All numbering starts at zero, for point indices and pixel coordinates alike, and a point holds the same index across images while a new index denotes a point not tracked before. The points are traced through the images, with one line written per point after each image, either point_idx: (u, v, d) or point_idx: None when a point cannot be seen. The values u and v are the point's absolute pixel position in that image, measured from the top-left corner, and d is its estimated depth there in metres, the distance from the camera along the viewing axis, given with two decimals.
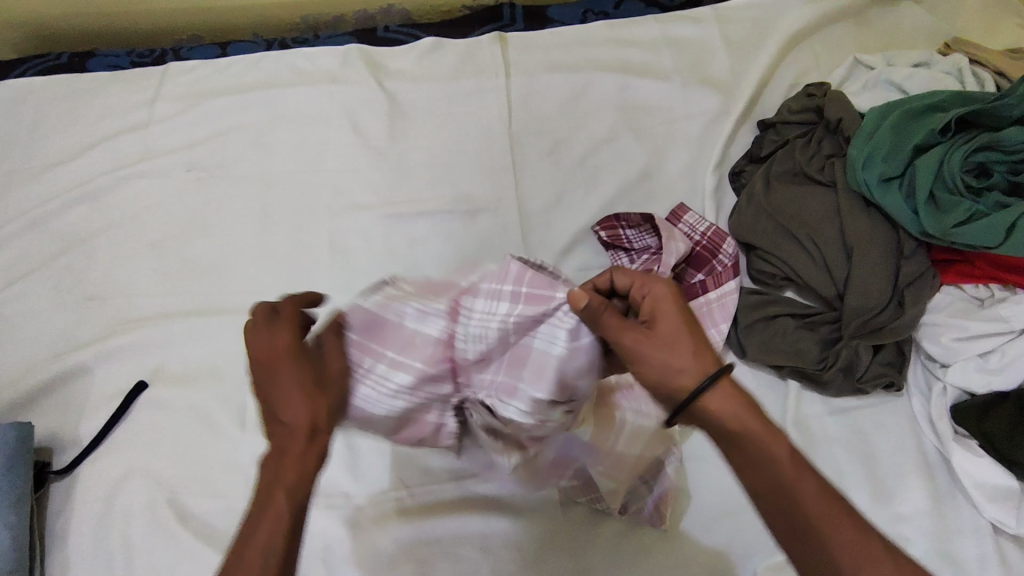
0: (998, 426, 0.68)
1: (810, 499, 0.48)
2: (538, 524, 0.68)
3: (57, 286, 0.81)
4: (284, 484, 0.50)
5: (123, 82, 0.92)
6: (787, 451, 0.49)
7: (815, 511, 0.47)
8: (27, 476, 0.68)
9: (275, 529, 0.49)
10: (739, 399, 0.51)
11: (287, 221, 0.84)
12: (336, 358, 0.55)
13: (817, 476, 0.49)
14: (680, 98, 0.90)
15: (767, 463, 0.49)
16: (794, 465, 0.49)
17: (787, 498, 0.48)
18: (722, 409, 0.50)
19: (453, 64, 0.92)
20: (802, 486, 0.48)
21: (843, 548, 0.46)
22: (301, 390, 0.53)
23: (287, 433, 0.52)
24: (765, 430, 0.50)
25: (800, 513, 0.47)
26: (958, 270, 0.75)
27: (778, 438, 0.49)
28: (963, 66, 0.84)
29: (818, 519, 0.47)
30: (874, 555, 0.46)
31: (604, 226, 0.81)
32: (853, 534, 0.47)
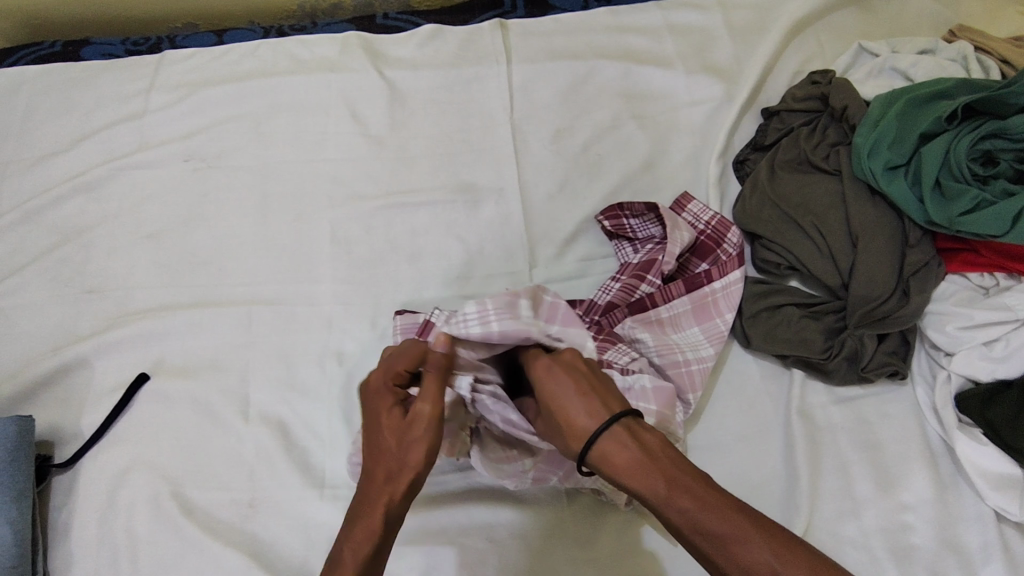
0: (1001, 414, 0.68)
1: (694, 526, 0.49)
2: (544, 514, 0.68)
3: (55, 278, 0.80)
4: (376, 513, 0.53)
5: (118, 70, 0.91)
6: (660, 485, 0.51)
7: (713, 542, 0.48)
8: (29, 470, 0.67)
9: (361, 553, 0.52)
10: (620, 447, 0.53)
11: (288, 212, 0.83)
12: (432, 381, 0.57)
13: (695, 496, 0.50)
14: (683, 86, 0.89)
15: (647, 499, 0.52)
16: (669, 490, 0.51)
17: (692, 537, 0.49)
18: (607, 457, 0.53)
19: (453, 51, 0.91)
20: (677, 517, 0.50)
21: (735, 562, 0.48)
22: (396, 423, 0.56)
23: (383, 462, 0.55)
24: (637, 472, 0.52)
25: (687, 534, 0.50)
26: (962, 258, 0.74)
27: (650, 476, 0.51)
28: (968, 54, 0.83)
29: (704, 539, 0.49)
30: (764, 561, 0.46)
31: (607, 215, 0.79)
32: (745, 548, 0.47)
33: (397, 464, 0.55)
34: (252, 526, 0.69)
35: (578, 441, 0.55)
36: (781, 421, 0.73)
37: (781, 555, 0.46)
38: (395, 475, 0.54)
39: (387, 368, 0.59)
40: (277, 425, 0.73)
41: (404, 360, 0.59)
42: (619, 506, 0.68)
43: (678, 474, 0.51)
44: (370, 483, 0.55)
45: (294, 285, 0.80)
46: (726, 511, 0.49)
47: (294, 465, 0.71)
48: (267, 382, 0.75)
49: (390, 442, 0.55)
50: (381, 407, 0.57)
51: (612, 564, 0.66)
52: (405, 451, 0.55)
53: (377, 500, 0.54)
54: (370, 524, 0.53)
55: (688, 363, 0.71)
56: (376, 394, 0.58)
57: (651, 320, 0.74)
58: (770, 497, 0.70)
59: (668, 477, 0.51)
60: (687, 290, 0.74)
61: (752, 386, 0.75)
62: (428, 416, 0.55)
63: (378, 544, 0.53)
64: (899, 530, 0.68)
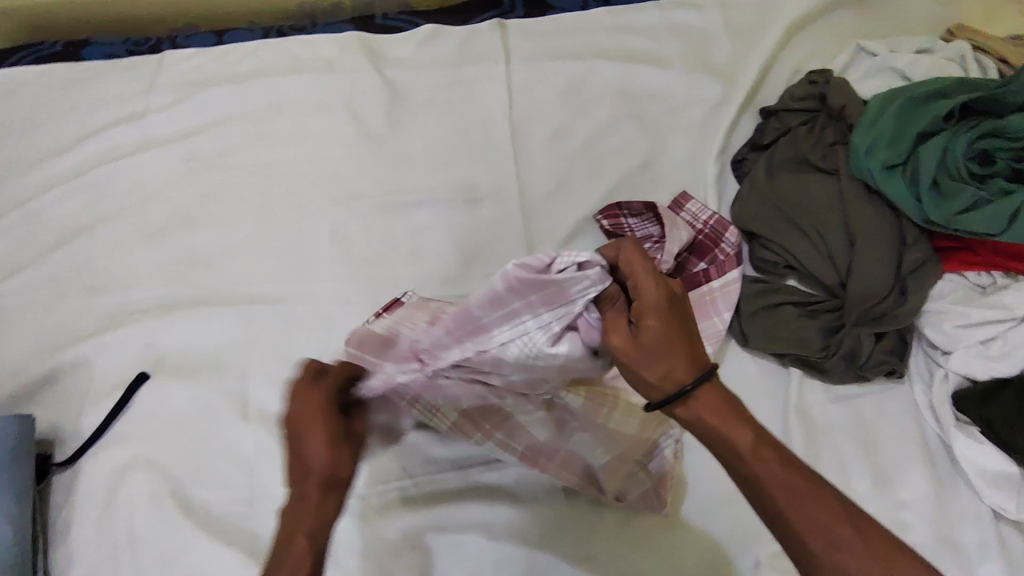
0: (1000, 412, 0.69)
1: (782, 488, 0.47)
2: (544, 511, 0.68)
3: (55, 278, 0.81)
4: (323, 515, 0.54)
5: (118, 70, 0.91)
6: (750, 445, 0.48)
7: (789, 497, 0.47)
8: (30, 468, 0.68)
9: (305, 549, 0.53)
10: (706, 395, 0.49)
11: (288, 211, 0.83)
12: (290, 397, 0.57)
13: (783, 458, 0.48)
14: (682, 85, 0.89)
15: (733, 459, 0.48)
16: (757, 452, 0.48)
17: (766, 488, 0.47)
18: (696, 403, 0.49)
19: (452, 52, 0.91)
20: (763, 473, 0.47)
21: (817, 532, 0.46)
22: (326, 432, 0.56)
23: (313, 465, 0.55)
24: (726, 420, 0.49)
25: (767, 500, 0.47)
26: (959, 256, 0.75)
27: (740, 424, 0.49)
28: (966, 54, 0.84)
29: (788, 502, 0.46)
30: (844, 533, 0.45)
31: (606, 215, 0.81)
32: (822, 514, 0.46)
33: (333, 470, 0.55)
34: (252, 524, 0.69)
35: (671, 382, 0.49)
36: (779, 419, 0.74)
37: (859, 527, 0.46)
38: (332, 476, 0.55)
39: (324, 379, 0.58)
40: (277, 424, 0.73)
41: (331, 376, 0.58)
42: (609, 502, 0.68)
43: (763, 430, 0.49)
44: (307, 486, 0.55)
45: (293, 285, 0.80)
46: (809, 478, 0.47)
47: None
48: (266, 380, 0.75)
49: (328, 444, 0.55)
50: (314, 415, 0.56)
51: (610, 564, 0.66)
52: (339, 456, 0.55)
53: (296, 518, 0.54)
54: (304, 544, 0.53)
55: None
56: None
57: None
58: None
59: (755, 432, 0.49)
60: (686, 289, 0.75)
61: (750, 384, 0.75)
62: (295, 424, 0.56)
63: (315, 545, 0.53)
64: (896, 527, 0.68)
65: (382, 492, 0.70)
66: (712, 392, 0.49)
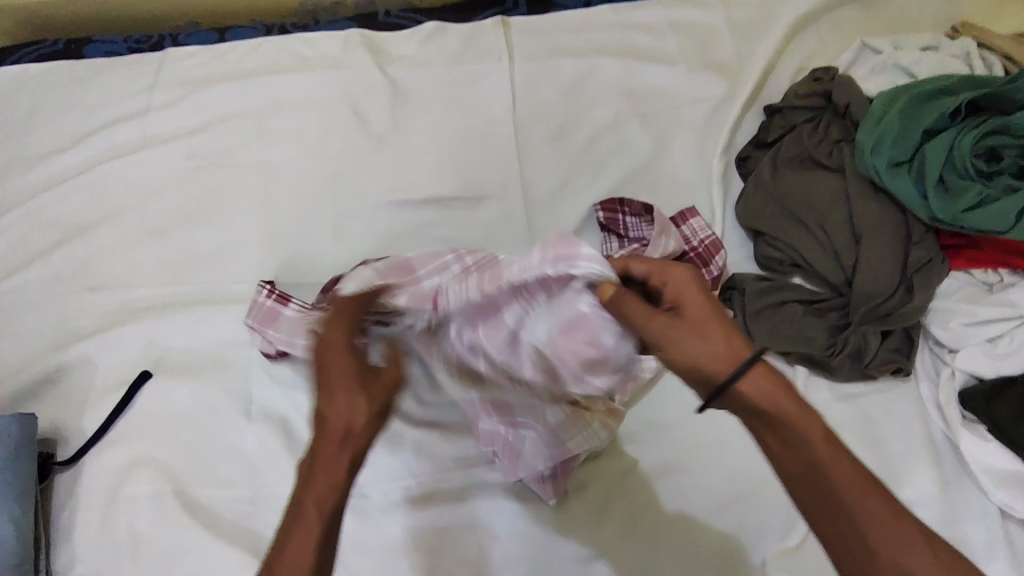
0: (1005, 411, 0.68)
1: (855, 491, 0.45)
2: (549, 510, 0.68)
3: (57, 277, 0.80)
4: (332, 471, 0.47)
5: (120, 68, 0.91)
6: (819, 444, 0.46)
7: (857, 494, 0.45)
8: (31, 467, 0.67)
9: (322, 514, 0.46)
10: (758, 380, 0.48)
11: (290, 209, 0.83)
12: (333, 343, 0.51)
13: (848, 455, 0.46)
14: (686, 83, 0.89)
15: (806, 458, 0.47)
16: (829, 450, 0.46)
17: (825, 485, 0.46)
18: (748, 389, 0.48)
19: (455, 49, 0.91)
20: (834, 470, 0.46)
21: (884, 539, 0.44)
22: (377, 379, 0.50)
23: (325, 420, 0.48)
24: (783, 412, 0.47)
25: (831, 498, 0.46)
26: (967, 255, 0.74)
27: (798, 414, 0.47)
28: (972, 51, 0.83)
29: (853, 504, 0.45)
30: (912, 536, 0.44)
31: (605, 207, 0.79)
32: (888, 514, 0.45)
33: (344, 422, 0.47)
34: (255, 524, 0.68)
35: (727, 353, 0.49)
36: None
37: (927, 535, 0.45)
38: (347, 427, 0.48)
39: (341, 325, 0.52)
40: (280, 423, 0.73)
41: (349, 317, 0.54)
42: (546, 500, 0.68)
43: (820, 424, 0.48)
44: (317, 442, 0.47)
45: (297, 284, 0.80)
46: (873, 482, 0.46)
47: (296, 462, 0.71)
48: (269, 379, 0.75)
49: (341, 392, 0.48)
50: (328, 360, 0.50)
51: (615, 563, 0.66)
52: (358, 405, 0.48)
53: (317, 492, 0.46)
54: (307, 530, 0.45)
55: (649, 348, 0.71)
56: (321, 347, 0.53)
57: None
58: (775, 493, 0.70)
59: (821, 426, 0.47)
60: None
61: None
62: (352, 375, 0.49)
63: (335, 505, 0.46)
64: None
65: (384, 491, 0.69)
66: (765, 378, 0.48)
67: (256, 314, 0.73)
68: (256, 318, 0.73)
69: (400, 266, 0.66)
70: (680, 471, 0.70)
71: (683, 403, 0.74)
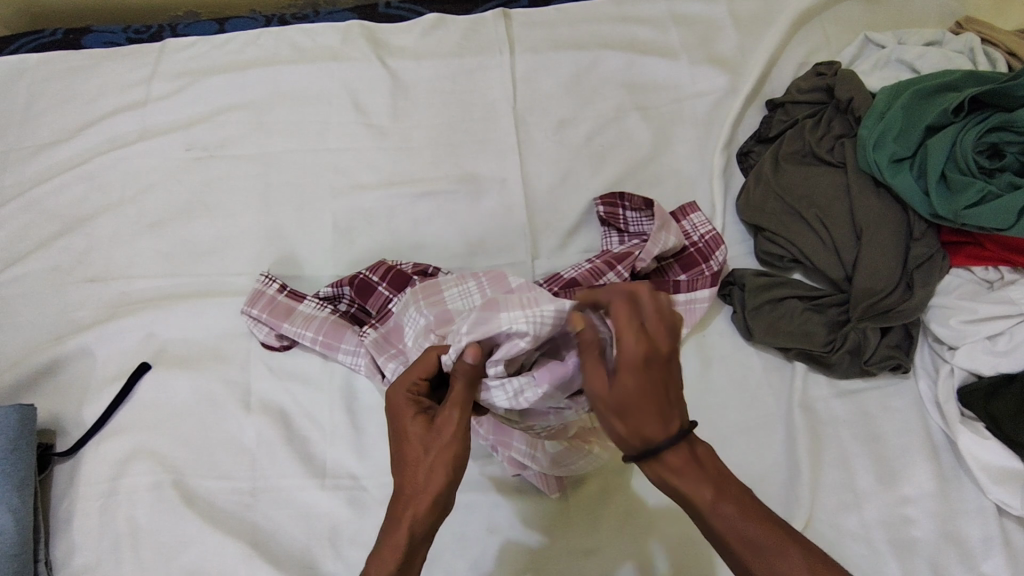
0: (1004, 409, 0.68)
1: (739, 538, 0.48)
2: (547, 504, 0.68)
3: (56, 268, 0.80)
4: (398, 534, 0.52)
5: (119, 59, 0.90)
6: (711, 494, 0.48)
7: (746, 548, 0.48)
8: (30, 458, 0.67)
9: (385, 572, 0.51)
10: (678, 456, 0.47)
11: (290, 202, 0.83)
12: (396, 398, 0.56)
13: (745, 510, 0.48)
14: (688, 77, 0.89)
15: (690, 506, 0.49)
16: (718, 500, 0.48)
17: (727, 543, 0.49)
18: (656, 467, 0.48)
19: (455, 41, 0.90)
20: (726, 527, 0.48)
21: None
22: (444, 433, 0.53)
23: (404, 479, 0.53)
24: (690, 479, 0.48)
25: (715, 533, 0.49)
26: (967, 252, 0.74)
27: (701, 484, 0.48)
28: (976, 46, 0.82)
29: (745, 548, 0.48)
30: None
31: (605, 201, 0.79)
32: (782, 562, 0.47)
33: (416, 483, 0.53)
34: (254, 515, 0.69)
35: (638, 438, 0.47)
36: (783, 413, 0.73)
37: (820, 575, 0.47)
38: (420, 487, 0.53)
39: (405, 385, 0.56)
40: (279, 415, 0.73)
41: (420, 368, 0.57)
42: (548, 493, 0.68)
43: (725, 480, 0.49)
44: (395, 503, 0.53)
45: (296, 277, 0.80)
46: (770, 525, 0.48)
47: (295, 454, 0.71)
48: (268, 372, 0.75)
49: (413, 453, 0.53)
50: (399, 418, 0.55)
51: (613, 558, 0.66)
52: (428, 468, 0.53)
53: (399, 518, 0.52)
54: (391, 554, 0.51)
55: None
56: (396, 408, 0.56)
57: None
58: (772, 488, 0.70)
59: (717, 488, 0.48)
60: None
61: (755, 378, 0.75)
62: (412, 423, 0.54)
63: (402, 562, 0.51)
64: (900, 522, 0.68)
65: (383, 483, 0.70)
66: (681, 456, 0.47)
67: (268, 307, 0.75)
68: (268, 309, 0.75)
69: (443, 312, 0.64)
70: None
71: None
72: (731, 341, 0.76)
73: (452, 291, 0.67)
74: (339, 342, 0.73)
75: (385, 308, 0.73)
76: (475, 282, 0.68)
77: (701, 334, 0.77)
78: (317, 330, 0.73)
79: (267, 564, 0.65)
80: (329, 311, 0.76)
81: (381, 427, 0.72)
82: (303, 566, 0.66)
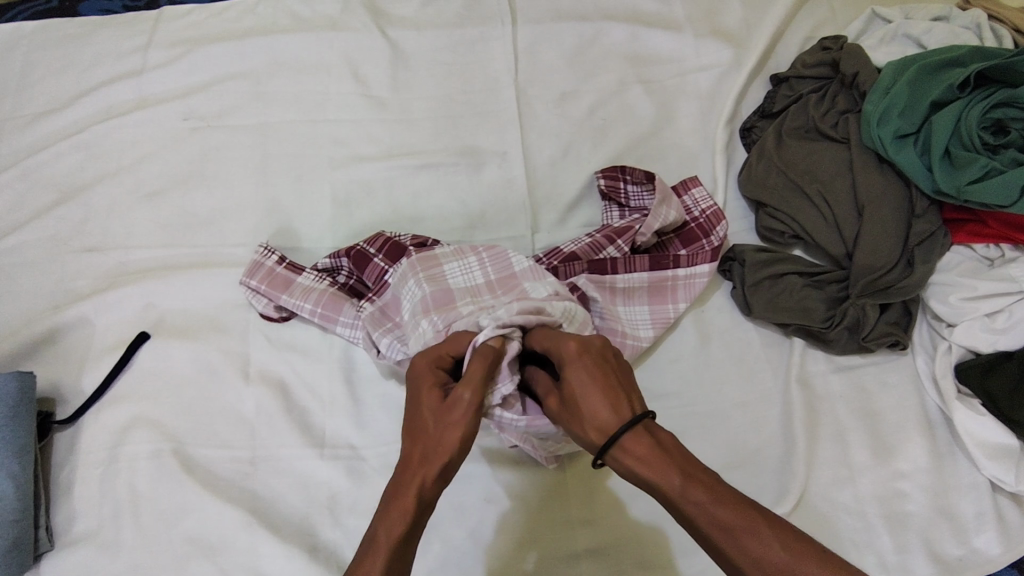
0: (1002, 386, 0.68)
1: (705, 518, 0.46)
2: (544, 475, 0.69)
3: (54, 237, 0.80)
4: (409, 493, 0.51)
5: (116, 27, 0.89)
6: (677, 477, 0.48)
7: (718, 532, 0.45)
8: (31, 425, 0.67)
9: (394, 534, 0.49)
10: (637, 441, 0.50)
11: (287, 172, 0.82)
12: (421, 364, 0.58)
13: (710, 490, 0.47)
14: (692, 51, 0.88)
15: (659, 492, 0.49)
16: (683, 479, 0.48)
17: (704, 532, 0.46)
18: (625, 455, 0.50)
19: (457, 11, 0.89)
20: (693, 511, 0.47)
21: (747, 562, 0.44)
22: (455, 400, 0.54)
23: (416, 448, 0.53)
24: (653, 466, 0.49)
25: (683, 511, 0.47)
26: (970, 229, 0.73)
27: (665, 467, 0.48)
28: (982, 22, 0.81)
29: (716, 531, 0.46)
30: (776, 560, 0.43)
31: (606, 174, 0.79)
32: (749, 539, 0.44)
33: (429, 445, 0.53)
34: (253, 484, 0.69)
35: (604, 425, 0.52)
36: (779, 388, 0.73)
37: (790, 548, 0.43)
38: (432, 456, 0.52)
39: (425, 360, 0.58)
40: (278, 386, 0.73)
41: (447, 346, 0.59)
42: (544, 465, 0.69)
43: (692, 463, 0.49)
44: (404, 468, 0.53)
45: (294, 248, 0.80)
46: (738, 504, 0.46)
47: (294, 424, 0.71)
48: (267, 342, 0.75)
49: (427, 424, 0.54)
50: (419, 387, 0.56)
51: (609, 529, 0.67)
52: (444, 433, 0.53)
53: (410, 480, 0.51)
54: (398, 511, 0.50)
55: (643, 326, 0.73)
56: (418, 376, 0.57)
57: (605, 284, 0.72)
58: (769, 462, 0.70)
59: (683, 469, 0.48)
60: (650, 267, 0.73)
61: (752, 353, 0.75)
62: (430, 391, 0.56)
63: (410, 526, 0.49)
64: (894, 496, 0.68)
65: (381, 453, 0.70)
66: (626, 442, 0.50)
67: (266, 278, 0.75)
68: (267, 280, 0.75)
69: (443, 293, 0.67)
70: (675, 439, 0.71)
71: (680, 373, 0.74)
72: (729, 317, 0.76)
73: (450, 265, 0.70)
74: (338, 314, 0.73)
75: (384, 280, 0.73)
76: (475, 258, 0.70)
77: (700, 310, 0.77)
78: (316, 302, 0.73)
79: (267, 531, 0.66)
80: (327, 283, 0.75)
81: (379, 398, 0.72)
82: (303, 534, 0.67)
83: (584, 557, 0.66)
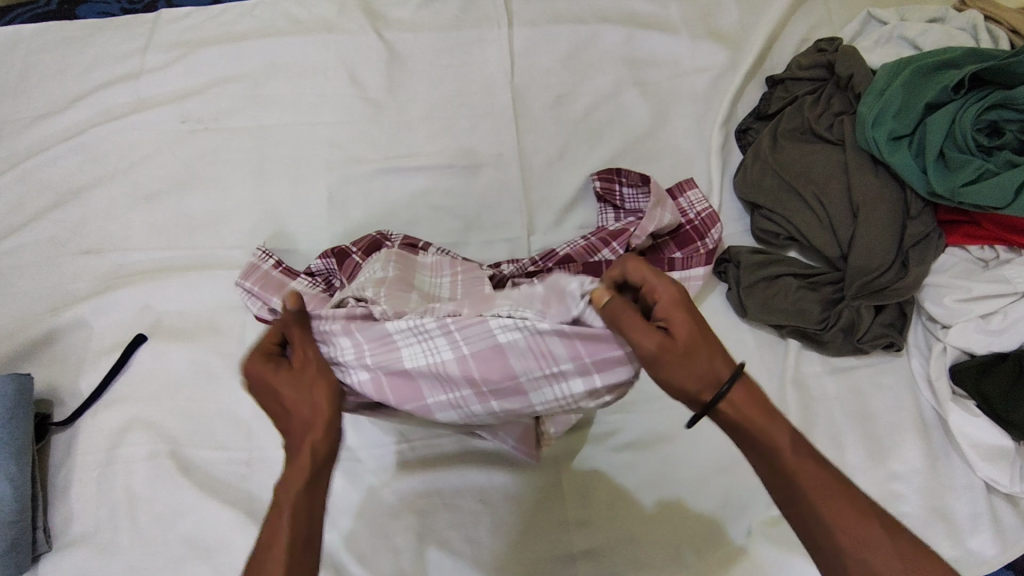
0: (996, 388, 0.68)
1: (815, 486, 0.49)
2: (539, 476, 0.69)
3: (52, 240, 0.80)
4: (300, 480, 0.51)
5: (113, 30, 0.89)
6: (793, 444, 0.49)
7: (823, 499, 0.48)
8: (28, 427, 0.68)
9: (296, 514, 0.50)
10: (750, 398, 0.50)
11: (284, 174, 0.83)
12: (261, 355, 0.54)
13: (822, 465, 0.49)
14: (688, 53, 0.88)
15: (767, 453, 0.50)
16: (796, 455, 0.49)
17: (806, 495, 0.49)
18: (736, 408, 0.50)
19: (454, 14, 0.89)
20: (806, 476, 0.49)
21: (861, 550, 0.47)
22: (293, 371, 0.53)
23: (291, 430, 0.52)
24: (764, 426, 0.50)
25: (803, 492, 0.49)
26: (964, 230, 0.74)
27: (784, 432, 0.50)
28: (978, 23, 0.81)
29: (823, 497, 0.48)
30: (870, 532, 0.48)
31: (601, 176, 0.79)
32: (849, 511, 0.48)
33: (296, 423, 0.52)
34: (250, 484, 0.69)
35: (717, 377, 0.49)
36: (774, 389, 0.73)
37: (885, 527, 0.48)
38: (298, 430, 0.52)
39: (252, 352, 0.53)
40: None
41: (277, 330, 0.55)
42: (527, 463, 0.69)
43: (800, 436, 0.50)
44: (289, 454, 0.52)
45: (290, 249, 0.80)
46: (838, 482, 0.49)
47: None
48: None
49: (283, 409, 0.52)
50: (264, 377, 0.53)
51: (604, 530, 0.67)
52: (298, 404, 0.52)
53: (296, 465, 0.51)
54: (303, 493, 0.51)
55: None
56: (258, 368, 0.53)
57: None
58: None
59: (794, 437, 0.50)
60: None
61: (748, 354, 0.75)
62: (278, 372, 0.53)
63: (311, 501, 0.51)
64: (888, 498, 0.68)
65: (377, 455, 0.70)
66: (746, 395, 0.49)
67: (260, 280, 0.75)
68: (260, 282, 0.75)
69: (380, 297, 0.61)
70: (670, 440, 0.71)
71: None
72: (725, 318, 0.77)
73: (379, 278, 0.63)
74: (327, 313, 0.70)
75: None
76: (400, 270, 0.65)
77: None
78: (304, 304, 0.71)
79: None
80: (321, 288, 0.75)
81: None
82: None
83: (579, 558, 0.66)
